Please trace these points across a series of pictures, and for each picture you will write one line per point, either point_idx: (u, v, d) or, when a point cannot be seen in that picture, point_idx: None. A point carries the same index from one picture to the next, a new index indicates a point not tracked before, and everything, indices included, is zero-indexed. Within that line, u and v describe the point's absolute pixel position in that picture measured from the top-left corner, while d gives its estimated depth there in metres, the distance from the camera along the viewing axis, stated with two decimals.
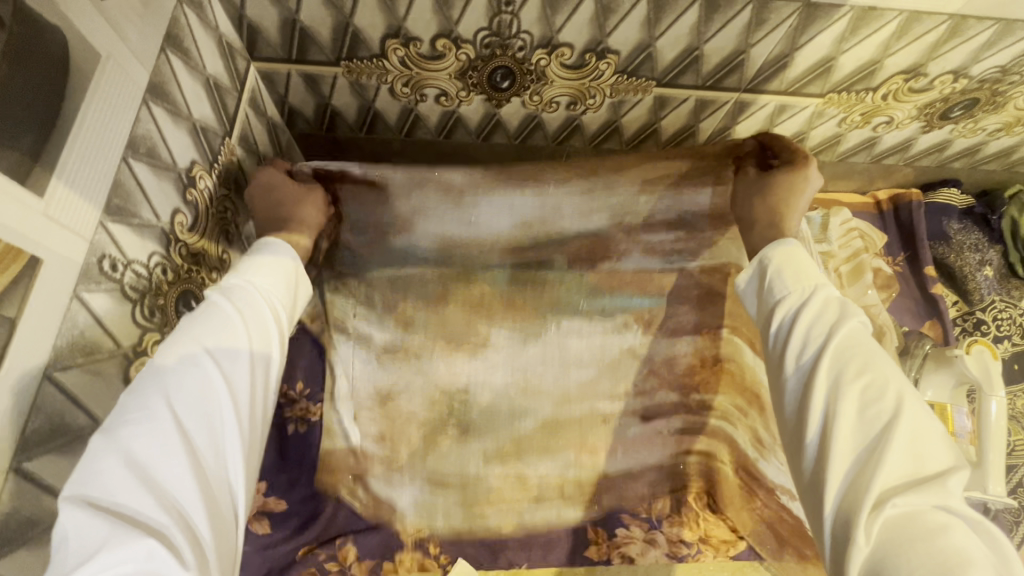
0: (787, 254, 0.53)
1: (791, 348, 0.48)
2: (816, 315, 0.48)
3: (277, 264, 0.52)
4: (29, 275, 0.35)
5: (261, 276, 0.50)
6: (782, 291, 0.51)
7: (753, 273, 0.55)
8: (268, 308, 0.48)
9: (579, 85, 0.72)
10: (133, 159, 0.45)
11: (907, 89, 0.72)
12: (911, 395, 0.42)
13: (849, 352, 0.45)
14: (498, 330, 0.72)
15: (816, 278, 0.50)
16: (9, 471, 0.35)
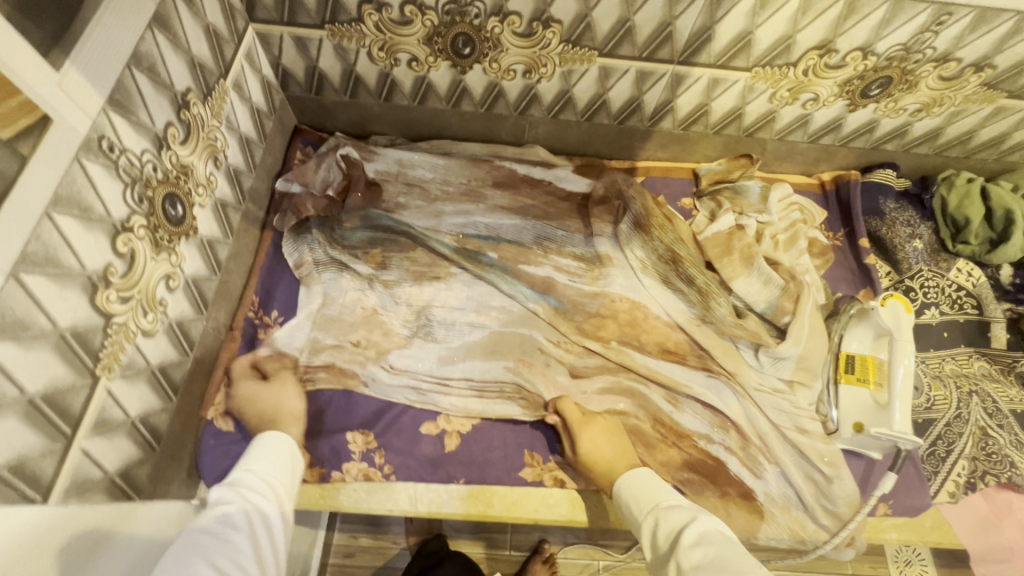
0: (641, 482, 0.70)
1: (667, 551, 0.60)
2: (675, 517, 0.62)
3: (275, 450, 0.66)
4: (44, 129, 0.46)
5: (258, 462, 0.63)
6: (643, 512, 0.66)
7: (624, 508, 0.70)
8: (263, 486, 0.60)
9: (532, 54, 0.82)
10: (136, 70, 0.56)
11: (823, 66, 0.81)
12: (735, 557, 0.54)
13: (699, 534, 0.59)
14: (459, 274, 0.92)
15: (656, 500, 0.67)
16: (13, 277, 0.44)
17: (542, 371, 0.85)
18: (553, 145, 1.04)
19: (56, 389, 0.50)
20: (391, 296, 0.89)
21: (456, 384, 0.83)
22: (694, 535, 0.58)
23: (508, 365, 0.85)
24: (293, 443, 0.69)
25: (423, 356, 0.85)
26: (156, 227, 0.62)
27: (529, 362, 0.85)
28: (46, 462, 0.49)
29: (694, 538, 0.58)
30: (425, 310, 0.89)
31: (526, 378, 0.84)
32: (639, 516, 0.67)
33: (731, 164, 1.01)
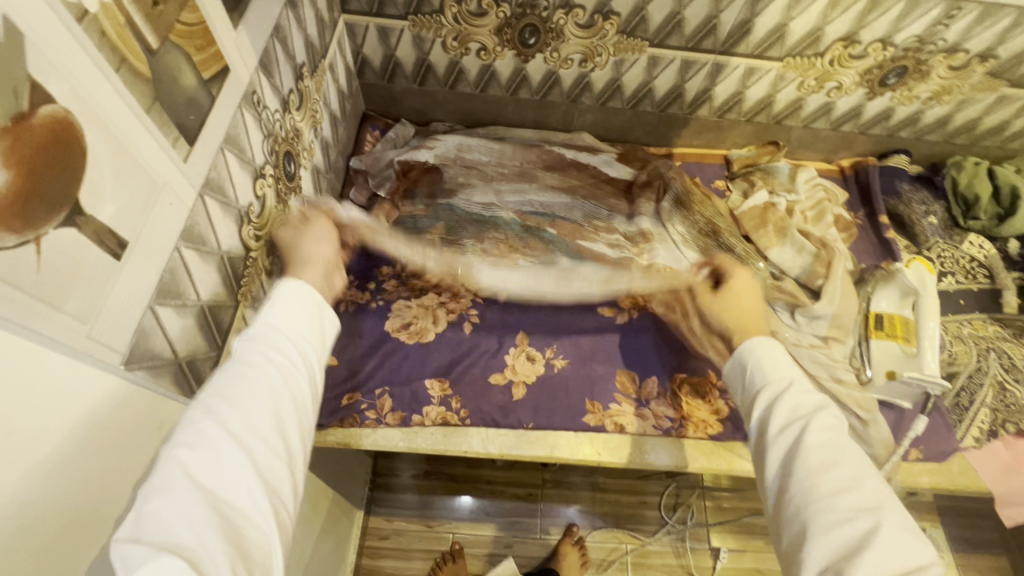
0: (768, 349, 0.59)
1: (785, 424, 0.51)
2: (806, 400, 0.52)
3: (299, 301, 0.51)
4: (224, 78, 0.54)
5: (286, 317, 0.49)
6: (765, 378, 0.56)
7: (739, 369, 0.60)
8: (290, 343, 0.47)
9: (590, 44, 0.93)
10: (276, 40, 0.66)
11: (847, 56, 0.92)
12: (865, 468, 0.47)
13: (829, 428, 0.50)
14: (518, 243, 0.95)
15: (790, 372, 0.56)
16: (201, 195, 0.52)
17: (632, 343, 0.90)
18: (597, 132, 1.14)
19: (215, 303, 0.57)
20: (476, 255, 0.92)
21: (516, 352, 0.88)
22: (824, 422, 0.50)
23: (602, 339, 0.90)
24: (321, 296, 0.54)
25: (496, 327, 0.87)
26: (278, 179, 0.70)
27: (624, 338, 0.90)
28: (206, 366, 0.57)
29: (824, 425, 0.50)
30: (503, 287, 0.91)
31: (620, 349, 0.89)
32: (760, 384, 0.56)
33: (759, 151, 1.11)
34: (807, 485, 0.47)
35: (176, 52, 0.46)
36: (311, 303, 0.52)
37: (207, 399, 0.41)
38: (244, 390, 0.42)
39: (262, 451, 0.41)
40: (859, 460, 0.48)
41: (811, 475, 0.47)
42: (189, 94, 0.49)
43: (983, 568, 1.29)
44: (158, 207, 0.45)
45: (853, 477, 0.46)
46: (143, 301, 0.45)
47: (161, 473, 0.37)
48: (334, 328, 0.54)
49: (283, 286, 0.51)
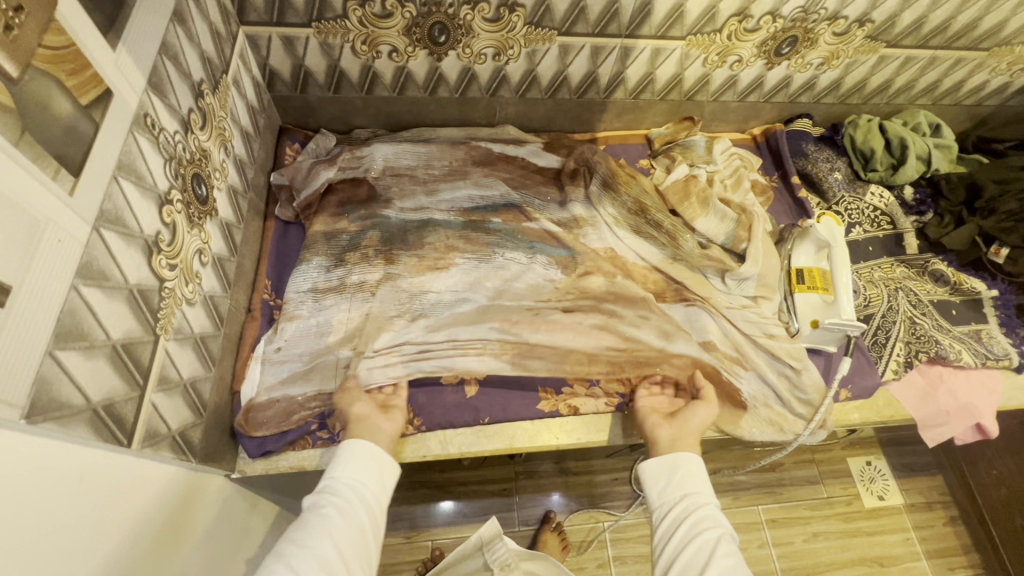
0: (685, 463, 0.73)
1: (698, 531, 0.66)
2: (709, 515, 0.68)
3: (364, 454, 0.69)
4: (107, 102, 0.51)
5: (350, 471, 0.67)
6: (684, 489, 0.71)
7: (648, 477, 0.74)
8: (357, 491, 0.66)
9: (500, 37, 0.94)
10: (166, 58, 0.62)
11: (743, 30, 0.98)
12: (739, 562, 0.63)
13: (730, 546, 0.64)
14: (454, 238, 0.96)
15: (703, 489, 0.71)
16: (96, 230, 0.49)
17: (530, 324, 0.88)
18: (522, 123, 1.15)
19: (130, 340, 0.54)
20: (393, 290, 0.89)
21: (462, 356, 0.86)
22: (721, 537, 0.64)
23: (494, 326, 0.87)
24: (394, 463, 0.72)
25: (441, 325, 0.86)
26: (189, 203, 0.67)
27: (517, 349, 0.86)
28: (127, 408, 0.53)
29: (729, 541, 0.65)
30: (420, 295, 0.89)
31: (511, 334, 0.87)
32: (676, 489, 0.71)
33: (676, 127, 1.16)
34: None
35: (44, 78, 0.43)
36: (371, 456, 0.69)
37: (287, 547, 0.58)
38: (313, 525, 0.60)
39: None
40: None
41: None
42: (66, 121, 0.45)
43: (923, 489, 1.42)
44: (43, 246, 0.42)
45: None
46: (38, 346, 0.42)
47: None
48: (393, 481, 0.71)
49: (348, 445, 0.69)
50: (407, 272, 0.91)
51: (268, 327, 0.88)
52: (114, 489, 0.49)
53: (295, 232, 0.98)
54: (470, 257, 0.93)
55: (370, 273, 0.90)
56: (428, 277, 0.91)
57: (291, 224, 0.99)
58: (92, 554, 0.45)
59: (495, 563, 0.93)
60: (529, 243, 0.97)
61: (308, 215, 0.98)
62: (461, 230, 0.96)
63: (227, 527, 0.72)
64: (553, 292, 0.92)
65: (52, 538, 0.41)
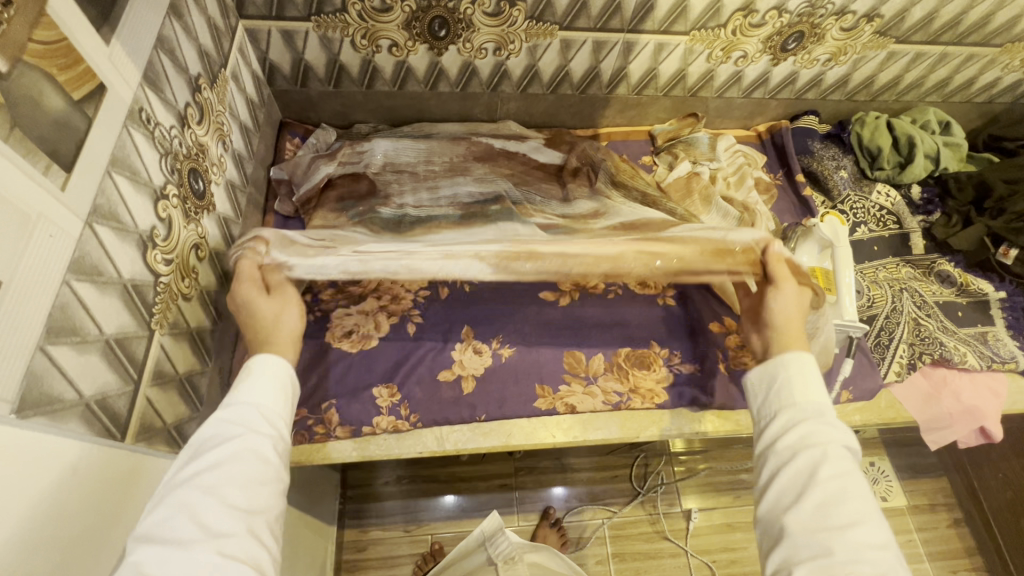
0: (799, 371, 0.61)
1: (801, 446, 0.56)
2: (824, 428, 0.56)
3: (264, 373, 0.57)
4: (100, 96, 0.51)
5: (256, 392, 0.55)
6: (792, 399, 0.59)
7: (764, 377, 0.63)
8: (260, 412, 0.54)
9: (501, 31, 0.93)
10: (161, 52, 0.62)
11: (748, 25, 0.96)
12: (858, 480, 0.53)
13: (846, 464, 0.54)
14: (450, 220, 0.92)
15: (815, 396, 0.59)
16: (90, 226, 0.49)
17: (539, 246, 0.72)
18: (523, 119, 1.14)
19: (123, 335, 0.54)
20: (379, 238, 0.80)
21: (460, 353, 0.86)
22: (837, 455, 0.54)
23: (497, 252, 0.71)
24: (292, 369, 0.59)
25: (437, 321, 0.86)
26: (186, 198, 0.67)
27: (516, 254, 0.69)
28: (121, 403, 0.54)
29: (842, 456, 0.54)
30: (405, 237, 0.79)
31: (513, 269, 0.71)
32: (779, 402, 0.60)
33: (680, 124, 1.15)
34: (814, 513, 0.51)
35: (34, 72, 0.43)
36: (282, 372, 0.58)
37: (183, 486, 0.47)
38: (213, 461, 0.48)
39: (226, 521, 0.46)
40: (865, 498, 0.52)
41: (817, 510, 0.51)
42: (57, 116, 0.45)
43: (927, 491, 1.40)
44: (35, 242, 0.43)
45: (860, 520, 0.50)
46: (29, 342, 0.42)
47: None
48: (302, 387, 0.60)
49: (249, 364, 0.57)
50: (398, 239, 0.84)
51: None
52: (110, 481, 0.50)
53: (295, 228, 0.98)
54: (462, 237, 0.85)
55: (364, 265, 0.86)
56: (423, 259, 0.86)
57: (290, 219, 1.00)
58: (91, 544, 0.46)
59: (498, 555, 0.94)
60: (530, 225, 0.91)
61: (307, 211, 0.98)
62: (461, 220, 0.91)
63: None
64: None
65: (46, 532, 0.41)
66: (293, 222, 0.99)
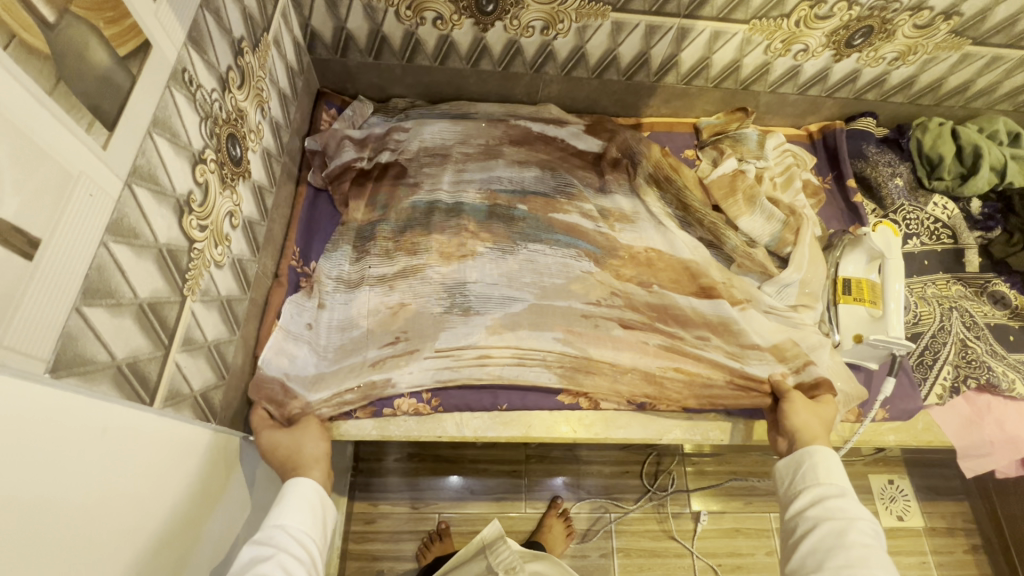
0: (821, 458, 0.69)
1: (829, 516, 0.63)
2: (844, 504, 0.64)
3: (302, 498, 0.66)
4: (145, 54, 0.50)
5: (292, 516, 0.63)
6: (816, 479, 0.68)
7: (795, 462, 0.71)
8: (295, 540, 0.61)
9: (551, 9, 0.89)
10: (206, 11, 0.60)
11: (814, 16, 0.90)
12: (880, 555, 0.59)
13: (866, 538, 0.60)
14: (480, 207, 0.97)
15: (839, 479, 0.67)
16: (130, 186, 0.48)
17: (576, 330, 0.88)
18: (563, 103, 1.10)
19: (155, 300, 0.53)
20: (420, 284, 0.89)
21: (485, 343, 0.84)
22: (855, 527, 0.61)
23: (558, 336, 0.86)
24: (325, 494, 0.69)
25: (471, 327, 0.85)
26: (222, 164, 0.66)
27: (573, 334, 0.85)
28: (151, 367, 0.53)
29: (867, 531, 0.61)
30: (458, 286, 0.89)
31: (576, 347, 0.85)
32: (804, 481, 0.69)
33: (728, 118, 1.09)
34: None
35: (81, 25, 0.42)
36: (310, 492, 0.67)
37: None
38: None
39: None
40: (885, 569, 0.57)
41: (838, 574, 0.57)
42: (101, 72, 0.44)
43: (946, 514, 1.36)
44: (75, 199, 0.42)
45: None
46: (64, 302, 0.41)
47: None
48: (330, 520, 0.68)
49: (290, 489, 0.66)
50: (431, 262, 0.90)
51: (294, 287, 0.88)
52: (136, 446, 0.50)
53: (326, 202, 0.98)
54: (493, 249, 0.93)
55: (390, 267, 0.90)
56: (455, 244, 0.92)
57: (321, 192, 0.99)
58: (111, 510, 0.46)
59: (499, 563, 0.96)
60: (562, 236, 0.95)
61: (338, 184, 0.97)
62: (485, 221, 0.95)
63: (234, 528, 0.70)
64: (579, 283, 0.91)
65: (67, 494, 0.41)
66: (322, 196, 0.98)
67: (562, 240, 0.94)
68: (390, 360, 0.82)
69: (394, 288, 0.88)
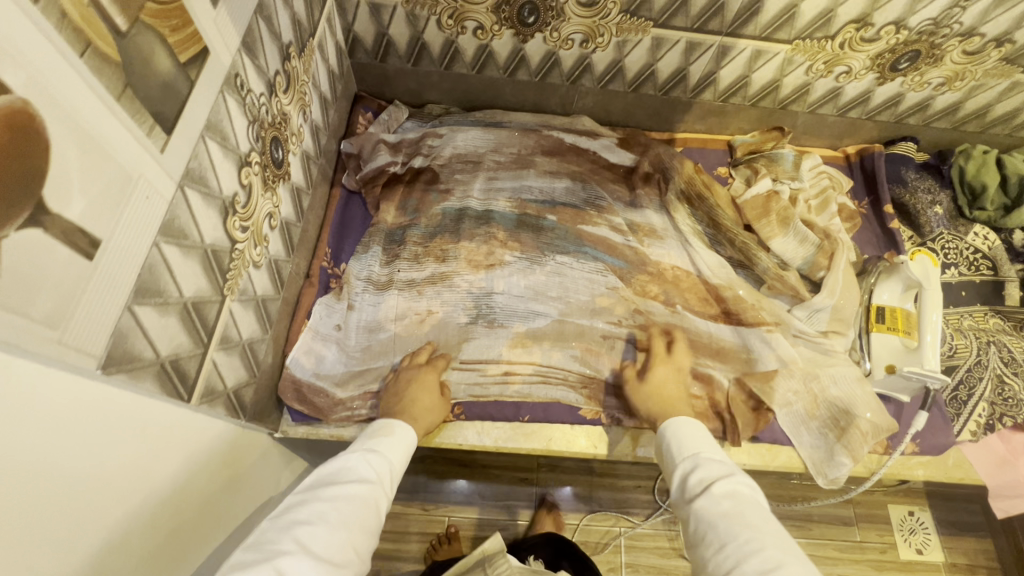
0: (685, 429, 0.69)
1: (694, 496, 0.60)
2: (711, 469, 0.62)
3: (402, 438, 0.70)
4: (203, 60, 0.51)
5: (391, 449, 0.67)
6: (681, 453, 0.66)
7: (663, 446, 0.70)
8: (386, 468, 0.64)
9: (592, 23, 0.89)
10: (259, 17, 0.62)
11: (859, 39, 0.89)
12: (758, 515, 0.55)
13: (740, 496, 0.58)
14: (510, 216, 0.97)
15: (702, 447, 0.66)
16: (182, 188, 0.49)
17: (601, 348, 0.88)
18: (597, 116, 1.10)
19: (199, 299, 0.55)
20: (449, 292, 0.90)
21: (508, 355, 0.87)
22: (726, 489, 0.58)
23: (576, 354, 0.88)
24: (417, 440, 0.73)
25: (493, 341, 0.88)
26: (266, 166, 0.67)
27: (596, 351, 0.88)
28: (191, 364, 0.54)
29: (724, 492, 0.58)
30: (484, 296, 0.90)
31: (593, 366, 0.87)
32: (675, 455, 0.67)
33: (763, 136, 1.07)
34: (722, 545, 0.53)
35: (148, 32, 0.43)
36: (409, 446, 0.70)
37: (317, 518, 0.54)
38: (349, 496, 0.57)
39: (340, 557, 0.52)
40: (765, 525, 0.54)
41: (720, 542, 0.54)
42: (164, 78, 0.45)
43: (968, 551, 1.32)
44: (133, 200, 0.43)
45: (763, 542, 0.52)
46: (117, 302, 0.43)
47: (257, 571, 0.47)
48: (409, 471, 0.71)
49: (397, 427, 0.70)
50: (461, 270, 0.91)
51: (323, 290, 0.89)
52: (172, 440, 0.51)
53: (360, 205, 0.99)
54: (522, 258, 0.93)
55: (419, 272, 0.91)
56: (484, 252, 0.93)
57: (354, 195, 1.00)
58: (143, 499, 0.47)
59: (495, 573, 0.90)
60: (590, 248, 0.96)
61: (371, 189, 0.98)
62: (514, 229, 0.96)
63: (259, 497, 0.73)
64: (597, 296, 0.92)
65: (106, 476, 0.42)
66: (356, 199, 1.00)
67: (590, 254, 0.95)
68: None
69: (424, 294, 0.89)
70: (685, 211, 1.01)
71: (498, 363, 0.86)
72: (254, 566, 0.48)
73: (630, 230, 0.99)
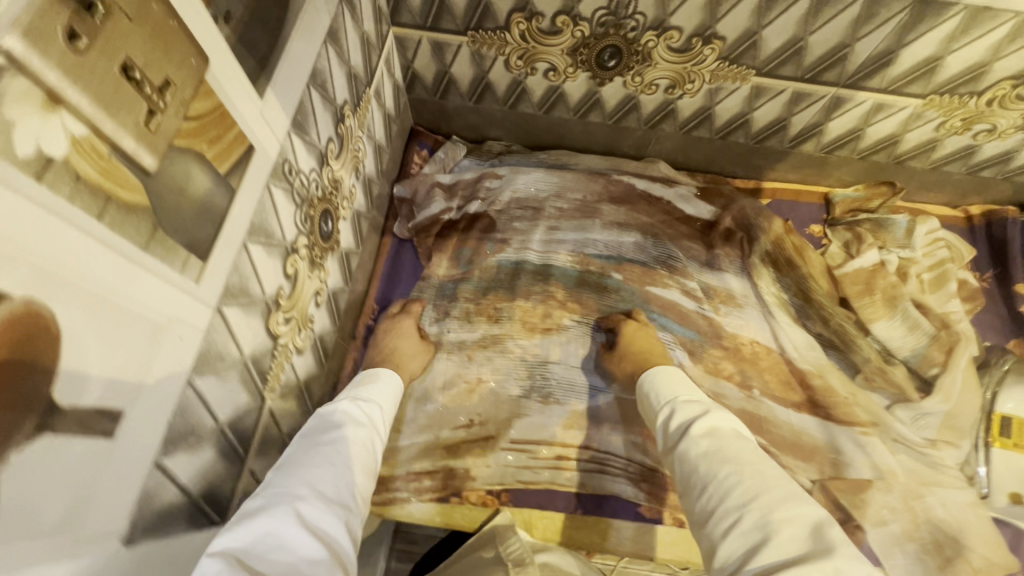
0: (667, 374, 0.63)
1: (674, 438, 0.53)
2: (687, 409, 0.55)
3: (387, 386, 0.65)
4: (248, 160, 0.44)
5: (380, 397, 0.62)
6: (662, 397, 0.60)
7: (645, 396, 0.65)
8: (377, 415, 0.59)
9: (681, 69, 0.77)
10: (313, 88, 0.55)
11: (1013, 97, 0.73)
12: (751, 450, 0.48)
13: (721, 429, 0.51)
14: (570, 273, 0.88)
15: (681, 390, 0.60)
16: (218, 311, 0.44)
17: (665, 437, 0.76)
18: (674, 160, 0.98)
19: (236, 415, 0.50)
20: (501, 358, 0.82)
21: (559, 435, 0.77)
22: (705, 427, 0.51)
23: (637, 441, 0.77)
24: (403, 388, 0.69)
25: (552, 417, 0.78)
26: (313, 245, 0.62)
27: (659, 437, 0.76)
28: (225, 486, 0.50)
29: (703, 431, 0.51)
30: (540, 365, 0.81)
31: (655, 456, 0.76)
32: (658, 400, 0.61)
33: (870, 191, 0.93)
34: (705, 482, 0.46)
35: (182, 156, 0.36)
36: (395, 396, 0.66)
37: (326, 460, 0.47)
38: (352, 440, 0.52)
39: (355, 499, 0.46)
40: (751, 456, 0.47)
41: (703, 482, 0.47)
42: (201, 199, 0.39)
43: None
44: (163, 348, 0.37)
45: (753, 473, 0.45)
46: (142, 465, 0.37)
47: (274, 517, 0.39)
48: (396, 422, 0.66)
49: (384, 374, 0.66)
50: (516, 334, 0.83)
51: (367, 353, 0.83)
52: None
53: (410, 253, 0.93)
54: (578, 321, 0.84)
55: (471, 333, 0.84)
56: (541, 314, 0.84)
57: (405, 242, 0.94)
58: None
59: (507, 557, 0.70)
60: (658, 315, 0.84)
61: (424, 237, 0.92)
62: (574, 288, 0.86)
63: None
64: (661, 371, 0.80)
65: None
66: (405, 248, 0.93)
67: (658, 323, 0.83)
68: (469, 443, 0.77)
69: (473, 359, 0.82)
70: (772, 278, 0.88)
71: (552, 445, 0.76)
72: (267, 510, 0.40)
73: (704, 296, 0.87)
